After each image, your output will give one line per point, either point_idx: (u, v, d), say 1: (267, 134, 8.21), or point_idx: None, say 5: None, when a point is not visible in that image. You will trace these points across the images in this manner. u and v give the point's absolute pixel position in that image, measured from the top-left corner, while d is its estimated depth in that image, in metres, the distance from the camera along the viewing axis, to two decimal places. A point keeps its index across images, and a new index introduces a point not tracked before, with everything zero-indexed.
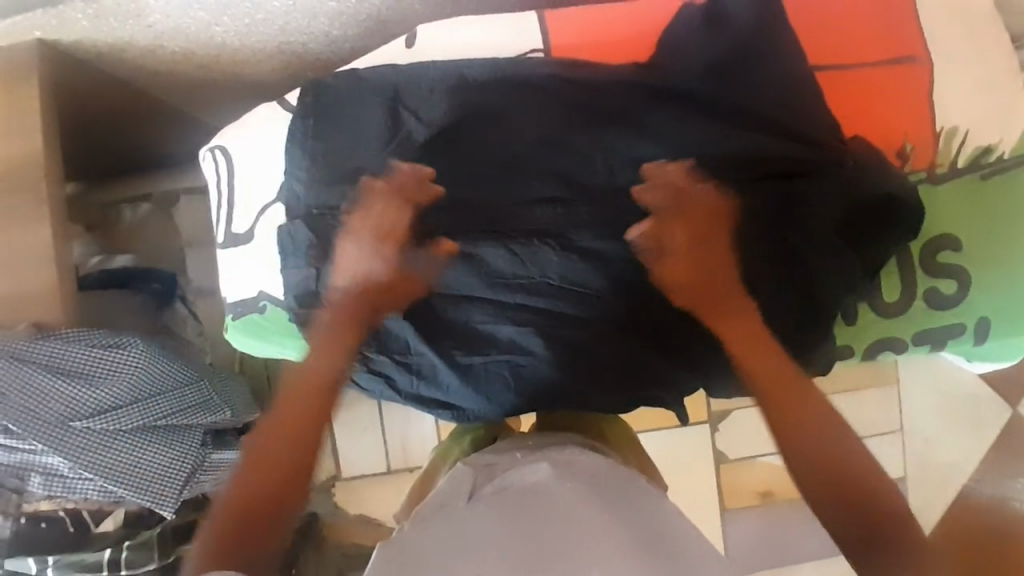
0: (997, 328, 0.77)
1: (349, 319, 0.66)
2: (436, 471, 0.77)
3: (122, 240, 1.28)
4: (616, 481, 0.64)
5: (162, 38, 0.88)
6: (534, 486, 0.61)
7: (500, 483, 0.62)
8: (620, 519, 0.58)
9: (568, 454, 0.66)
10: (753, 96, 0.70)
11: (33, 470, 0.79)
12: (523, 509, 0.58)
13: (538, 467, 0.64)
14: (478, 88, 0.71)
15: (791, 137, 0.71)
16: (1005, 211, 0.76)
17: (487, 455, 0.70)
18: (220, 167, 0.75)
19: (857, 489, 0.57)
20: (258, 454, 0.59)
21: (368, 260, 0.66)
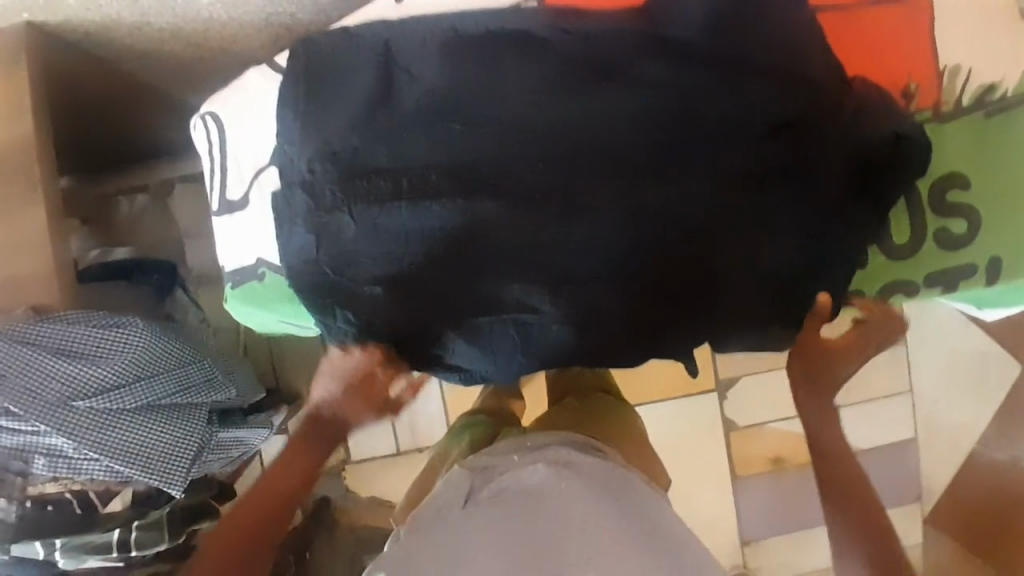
0: (1007, 269, 0.76)
1: (315, 427, 0.75)
2: (437, 468, 0.89)
3: (119, 231, 1.28)
4: (608, 478, 0.73)
5: (148, 14, 0.86)
6: (529, 487, 0.69)
7: (498, 485, 0.70)
8: (613, 524, 0.66)
9: (564, 453, 0.74)
10: (762, 37, 0.67)
11: (36, 451, 0.77)
12: (520, 511, 0.66)
13: (535, 468, 0.71)
14: (472, 43, 0.68)
15: (800, 76, 0.67)
16: (1010, 151, 0.75)
17: (487, 458, 0.76)
18: (212, 133, 0.75)
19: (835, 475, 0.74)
20: (275, 471, 0.74)
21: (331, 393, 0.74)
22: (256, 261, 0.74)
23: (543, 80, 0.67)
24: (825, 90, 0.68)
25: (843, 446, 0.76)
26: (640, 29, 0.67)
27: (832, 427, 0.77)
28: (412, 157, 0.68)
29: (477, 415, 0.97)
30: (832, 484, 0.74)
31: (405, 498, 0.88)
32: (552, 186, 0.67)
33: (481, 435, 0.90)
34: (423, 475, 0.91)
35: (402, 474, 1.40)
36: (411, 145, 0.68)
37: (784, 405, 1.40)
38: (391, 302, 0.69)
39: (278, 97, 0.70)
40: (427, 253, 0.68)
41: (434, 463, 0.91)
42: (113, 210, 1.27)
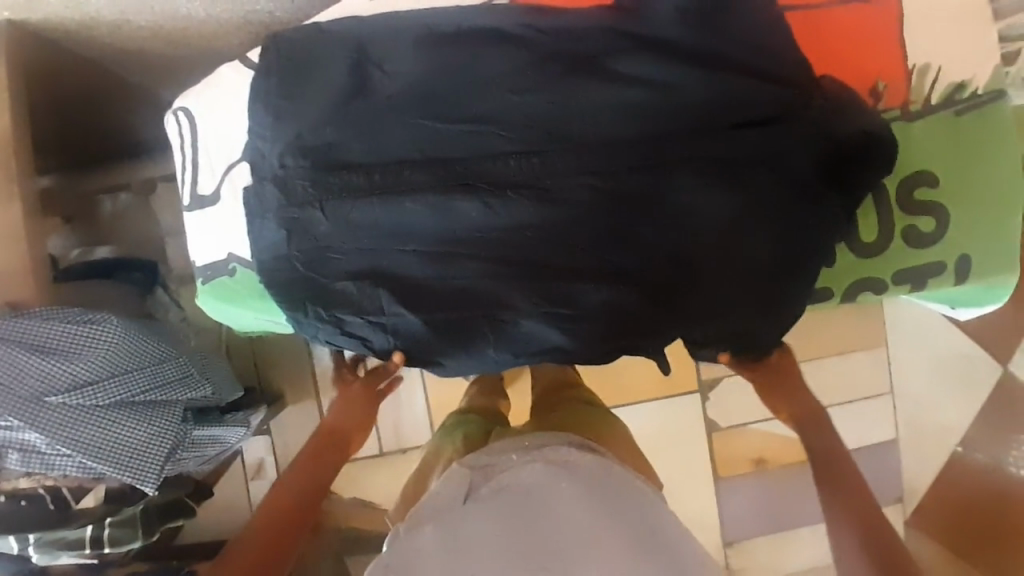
0: (976, 267, 0.77)
1: (333, 425, 0.91)
2: (431, 470, 0.86)
3: (102, 230, 1.27)
4: (607, 479, 0.72)
5: (126, 10, 0.86)
6: (528, 486, 0.69)
7: (494, 483, 0.69)
8: (615, 520, 0.66)
9: (563, 453, 0.73)
10: (730, 34, 0.68)
11: (10, 446, 0.77)
12: (521, 511, 0.66)
13: (533, 468, 0.71)
14: (445, 40, 0.69)
15: (765, 75, 0.69)
16: (983, 150, 0.76)
17: (486, 456, 0.75)
18: (184, 129, 0.75)
19: (835, 469, 0.79)
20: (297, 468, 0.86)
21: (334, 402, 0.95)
22: (228, 256, 0.74)
23: (515, 75, 0.68)
24: (790, 92, 0.69)
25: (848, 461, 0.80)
26: (611, 24, 0.68)
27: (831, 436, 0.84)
28: (385, 152, 0.68)
29: (468, 414, 0.96)
30: (832, 472, 0.79)
31: (403, 496, 0.86)
32: (524, 181, 0.68)
33: (476, 435, 0.90)
34: (415, 475, 0.89)
35: (386, 476, 1.40)
36: (383, 140, 0.68)
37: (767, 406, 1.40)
38: (360, 295, 0.69)
39: (250, 92, 0.70)
40: (400, 248, 0.68)
41: (427, 461, 0.89)
42: (96, 209, 1.27)
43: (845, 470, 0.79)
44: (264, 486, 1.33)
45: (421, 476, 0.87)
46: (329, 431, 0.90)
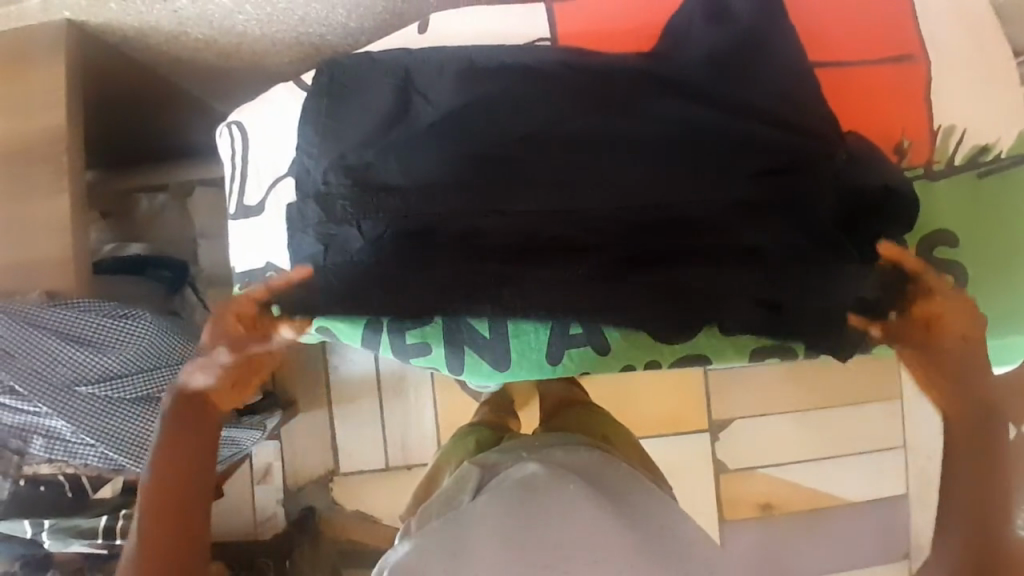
0: (994, 326, 0.78)
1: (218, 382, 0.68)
2: (443, 469, 0.94)
3: (139, 226, 1.37)
4: (607, 475, 0.78)
5: (186, 23, 0.90)
6: (534, 482, 0.73)
7: (501, 478, 0.76)
8: (622, 524, 0.68)
9: (567, 455, 0.80)
10: (759, 88, 0.71)
11: (36, 432, 0.81)
12: (529, 509, 0.69)
13: (534, 463, 0.77)
14: (488, 75, 0.71)
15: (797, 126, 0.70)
16: (1001, 211, 0.77)
17: (497, 455, 0.85)
18: (235, 140, 0.79)
19: (986, 511, 0.62)
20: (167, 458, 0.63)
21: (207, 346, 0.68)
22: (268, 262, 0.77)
23: (552, 111, 0.70)
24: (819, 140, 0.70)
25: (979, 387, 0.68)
26: (645, 70, 0.71)
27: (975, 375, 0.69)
28: (421, 173, 0.69)
29: (477, 424, 1.02)
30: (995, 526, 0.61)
31: (419, 491, 0.96)
32: (551, 210, 0.69)
33: (486, 439, 0.96)
34: (428, 475, 0.98)
35: (388, 490, 1.40)
36: (419, 163, 0.69)
37: (774, 452, 1.40)
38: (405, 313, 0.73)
39: (302, 112, 0.74)
40: (426, 267, 0.69)
41: (438, 465, 0.97)
42: (133, 206, 1.36)
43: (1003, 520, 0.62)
44: (269, 491, 1.39)
45: (434, 475, 0.96)
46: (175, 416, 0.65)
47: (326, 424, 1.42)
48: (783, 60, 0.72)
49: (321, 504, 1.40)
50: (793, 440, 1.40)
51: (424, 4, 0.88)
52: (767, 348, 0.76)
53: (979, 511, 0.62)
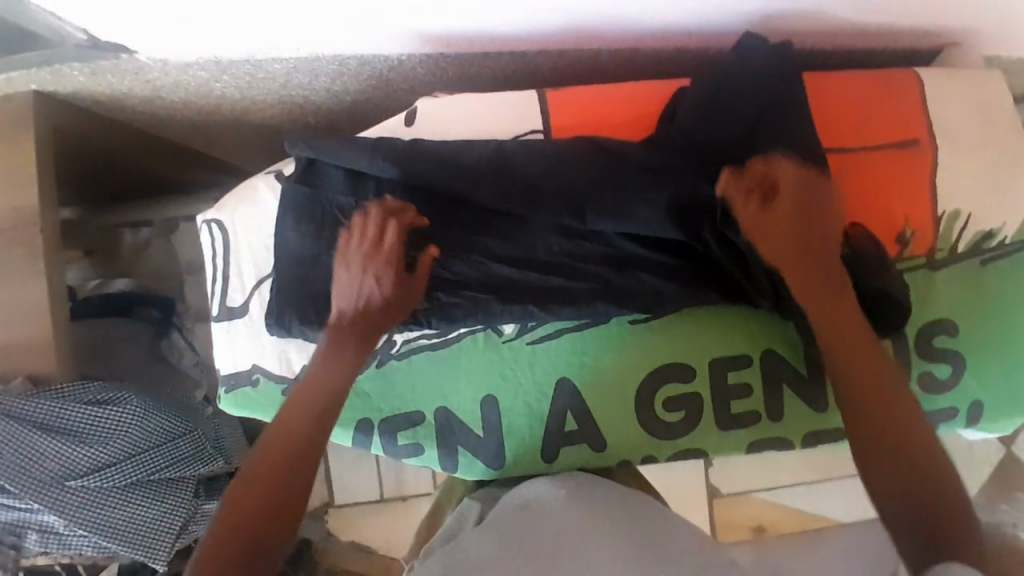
0: (989, 410, 0.78)
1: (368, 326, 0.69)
2: (444, 509, 0.83)
3: (127, 265, 1.30)
4: (618, 493, 0.70)
5: (160, 90, 0.86)
6: (532, 506, 0.67)
7: (502, 508, 0.68)
8: (624, 537, 0.61)
9: (579, 477, 0.71)
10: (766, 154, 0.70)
11: (30, 526, 0.82)
12: (523, 532, 0.63)
13: (535, 486, 0.70)
14: (493, 164, 0.69)
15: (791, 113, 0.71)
16: (993, 290, 0.77)
17: (498, 492, 0.74)
18: (217, 240, 0.76)
19: (912, 469, 0.59)
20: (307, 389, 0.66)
21: (366, 285, 0.68)
22: (267, 328, 0.72)
23: (555, 155, 0.69)
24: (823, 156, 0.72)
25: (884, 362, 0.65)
26: (641, 161, 0.69)
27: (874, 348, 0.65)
28: (444, 168, 0.69)
29: None
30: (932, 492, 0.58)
31: (420, 532, 0.82)
32: (574, 194, 0.68)
33: None
34: (432, 513, 0.85)
35: (386, 521, 1.41)
36: (442, 161, 0.70)
37: (767, 476, 1.40)
38: (398, 411, 0.75)
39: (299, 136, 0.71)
40: (455, 240, 0.71)
41: (441, 503, 0.84)
42: (118, 241, 1.29)
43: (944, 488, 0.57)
44: None
45: (436, 513, 0.83)
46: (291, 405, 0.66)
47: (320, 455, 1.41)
48: (784, 126, 0.71)
49: (317, 536, 1.38)
50: (786, 464, 1.41)
51: (413, 75, 0.83)
52: (763, 440, 0.76)
53: (909, 484, 0.58)
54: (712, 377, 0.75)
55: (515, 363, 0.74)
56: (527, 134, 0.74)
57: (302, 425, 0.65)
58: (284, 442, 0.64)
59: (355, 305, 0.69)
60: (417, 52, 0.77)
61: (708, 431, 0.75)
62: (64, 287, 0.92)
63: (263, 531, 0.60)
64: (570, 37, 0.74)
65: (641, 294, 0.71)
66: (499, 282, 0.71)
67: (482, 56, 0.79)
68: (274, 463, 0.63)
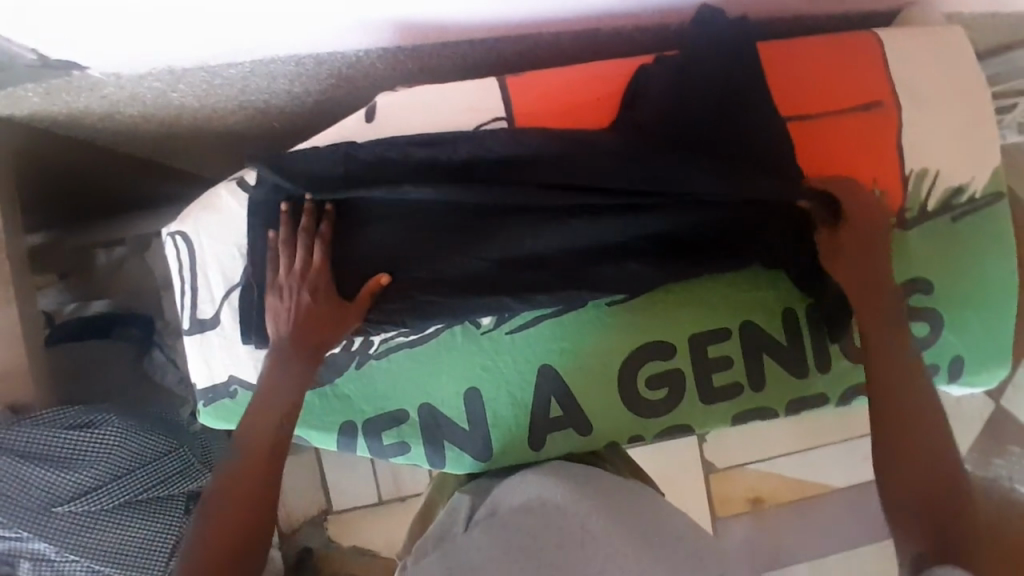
0: (969, 365, 0.79)
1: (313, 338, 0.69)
2: (436, 505, 0.82)
3: (100, 285, 1.21)
4: (611, 480, 0.69)
5: (117, 105, 0.84)
6: (524, 499, 0.66)
7: (493, 506, 0.67)
8: (619, 519, 0.60)
9: (569, 468, 0.70)
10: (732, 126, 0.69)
11: (22, 555, 0.80)
12: (518, 520, 0.62)
13: (528, 481, 0.69)
14: (457, 154, 0.68)
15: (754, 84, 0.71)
16: (966, 246, 0.78)
17: (488, 484, 0.74)
18: (183, 253, 0.75)
19: (916, 453, 0.63)
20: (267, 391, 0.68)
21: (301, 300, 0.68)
22: (243, 337, 0.72)
23: (519, 139, 0.68)
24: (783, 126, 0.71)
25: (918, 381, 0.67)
26: (606, 141, 0.68)
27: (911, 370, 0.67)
28: (409, 162, 0.68)
29: None
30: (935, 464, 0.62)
31: (415, 527, 0.83)
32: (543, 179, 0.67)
33: None
34: (424, 509, 0.85)
35: (385, 522, 1.41)
36: (405, 156, 0.69)
37: (764, 448, 1.40)
38: (381, 411, 0.74)
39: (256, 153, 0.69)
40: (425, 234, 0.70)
41: (433, 497, 0.85)
42: (90, 261, 1.22)
43: (944, 454, 0.62)
44: None
45: (428, 508, 0.84)
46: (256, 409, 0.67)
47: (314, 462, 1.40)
48: (747, 95, 0.71)
49: (319, 542, 1.38)
50: (780, 435, 1.41)
51: (373, 70, 0.82)
52: (746, 411, 0.77)
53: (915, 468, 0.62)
54: (693, 353, 0.75)
55: (495, 354, 0.74)
56: (490, 123, 0.74)
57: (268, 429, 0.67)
58: (256, 445, 0.66)
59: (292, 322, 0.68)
60: (374, 46, 0.76)
61: (692, 407, 0.76)
62: (37, 313, 0.91)
63: (248, 536, 0.63)
64: (526, 22, 0.73)
65: (615, 276, 0.71)
66: (472, 275, 0.70)
67: (440, 47, 0.78)
68: (250, 467, 0.65)
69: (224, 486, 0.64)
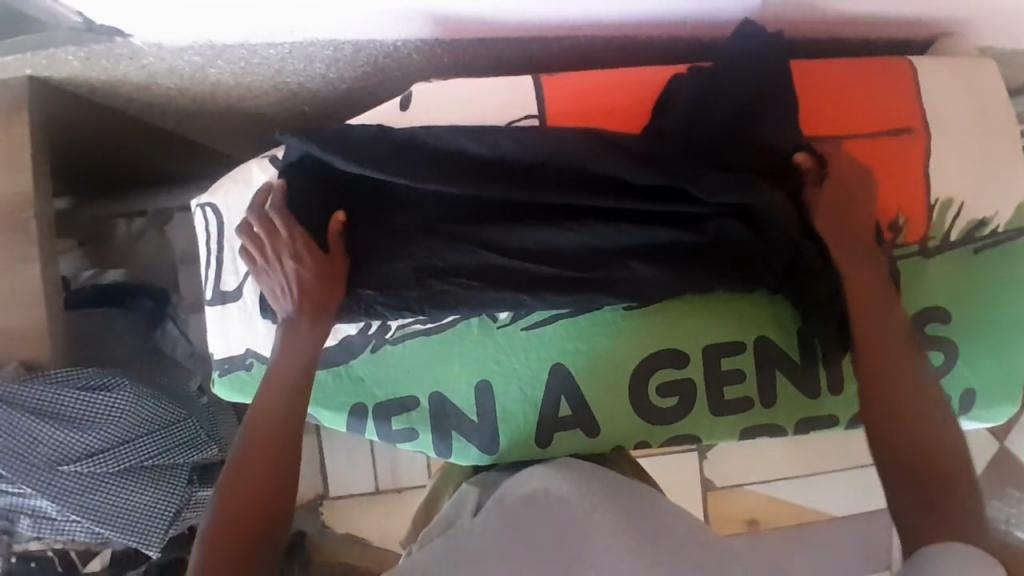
0: (981, 398, 0.78)
1: (315, 297, 0.69)
2: (441, 495, 0.82)
3: (118, 256, 1.23)
4: (620, 479, 0.69)
5: (155, 76, 0.86)
6: (531, 491, 0.66)
7: (500, 494, 0.67)
8: (626, 517, 0.60)
9: (575, 463, 0.70)
10: (759, 142, 0.70)
11: (23, 511, 0.82)
12: (525, 516, 0.62)
13: (537, 473, 0.68)
14: (488, 148, 0.69)
15: (788, 101, 0.72)
16: (986, 280, 0.78)
17: (493, 478, 0.74)
18: (210, 225, 0.76)
19: (926, 464, 0.61)
20: (277, 378, 0.68)
21: (288, 268, 0.69)
22: (261, 311, 0.73)
23: (551, 138, 0.68)
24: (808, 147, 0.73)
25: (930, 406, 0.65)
26: (637, 145, 0.69)
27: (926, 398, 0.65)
28: (439, 153, 0.69)
29: None
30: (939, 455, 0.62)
31: (418, 517, 0.83)
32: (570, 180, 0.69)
33: None
34: (427, 499, 0.86)
35: (380, 513, 1.41)
36: (437, 146, 0.69)
37: (763, 469, 1.40)
38: (392, 396, 0.75)
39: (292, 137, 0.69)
40: (451, 225, 0.71)
41: (437, 487, 0.85)
42: (110, 232, 1.23)
43: (950, 461, 0.61)
44: None
45: (433, 498, 0.84)
46: (266, 396, 0.67)
47: (314, 447, 1.41)
48: (779, 112, 0.71)
49: (312, 528, 1.35)
50: (780, 458, 1.41)
51: (408, 61, 0.83)
52: (755, 427, 0.77)
53: (921, 477, 0.60)
54: (704, 363, 0.75)
55: (509, 347, 0.75)
56: (521, 120, 0.75)
57: (277, 417, 0.66)
58: (264, 432, 0.65)
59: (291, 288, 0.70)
60: (412, 37, 0.77)
61: (701, 417, 0.76)
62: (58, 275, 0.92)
63: (260, 524, 0.61)
64: (564, 24, 0.74)
65: (634, 281, 0.72)
66: (493, 269, 0.71)
67: (477, 44, 0.79)
68: (262, 453, 0.64)
69: (230, 467, 0.63)
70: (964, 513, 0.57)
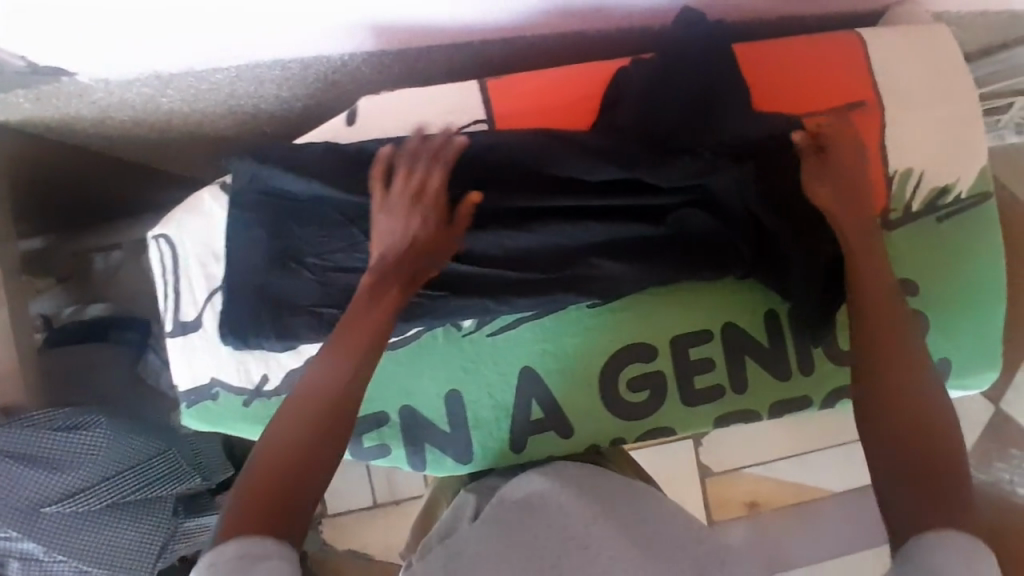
0: (958, 366, 0.78)
1: (422, 267, 0.67)
2: (440, 503, 0.81)
3: (97, 288, 1.20)
4: (615, 483, 0.68)
5: (108, 110, 0.85)
6: (528, 497, 0.64)
7: (499, 496, 0.66)
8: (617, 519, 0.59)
9: (566, 469, 0.69)
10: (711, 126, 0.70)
11: (11, 555, 0.80)
12: (517, 521, 0.61)
13: (533, 480, 0.67)
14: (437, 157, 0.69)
15: (734, 83, 0.71)
16: (952, 247, 0.77)
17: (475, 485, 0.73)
18: (165, 255, 0.75)
19: (923, 448, 0.57)
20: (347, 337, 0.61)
21: (411, 224, 0.67)
22: (222, 338, 0.72)
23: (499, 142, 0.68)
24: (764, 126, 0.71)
25: (930, 388, 0.61)
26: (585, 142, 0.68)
27: (924, 380, 0.61)
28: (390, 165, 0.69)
29: None
30: (934, 436, 0.58)
31: (416, 526, 0.82)
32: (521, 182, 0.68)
33: None
34: (427, 507, 0.84)
35: (382, 526, 1.41)
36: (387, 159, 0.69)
37: (759, 451, 1.40)
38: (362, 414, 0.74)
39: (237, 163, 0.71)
40: None
41: (437, 494, 0.84)
42: (88, 266, 1.20)
43: (950, 447, 0.57)
44: None
45: (430, 509, 0.83)
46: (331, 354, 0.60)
47: None
48: (731, 94, 0.71)
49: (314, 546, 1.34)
50: (776, 438, 1.40)
51: (359, 74, 0.83)
52: (730, 414, 0.76)
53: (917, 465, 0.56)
54: (673, 354, 0.75)
55: (477, 355, 0.74)
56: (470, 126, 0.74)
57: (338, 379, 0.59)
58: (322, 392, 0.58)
59: (396, 246, 0.67)
60: (357, 51, 0.76)
61: (674, 410, 0.75)
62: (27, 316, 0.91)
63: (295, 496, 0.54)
64: (506, 25, 0.73)
65: (595, 278, 0.71)
66: (451, 277, 0.70)
67: (424, 52, 0.78)
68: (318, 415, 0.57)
69: (279, 425, 0.57)
70: (961, 503, 0.53)
